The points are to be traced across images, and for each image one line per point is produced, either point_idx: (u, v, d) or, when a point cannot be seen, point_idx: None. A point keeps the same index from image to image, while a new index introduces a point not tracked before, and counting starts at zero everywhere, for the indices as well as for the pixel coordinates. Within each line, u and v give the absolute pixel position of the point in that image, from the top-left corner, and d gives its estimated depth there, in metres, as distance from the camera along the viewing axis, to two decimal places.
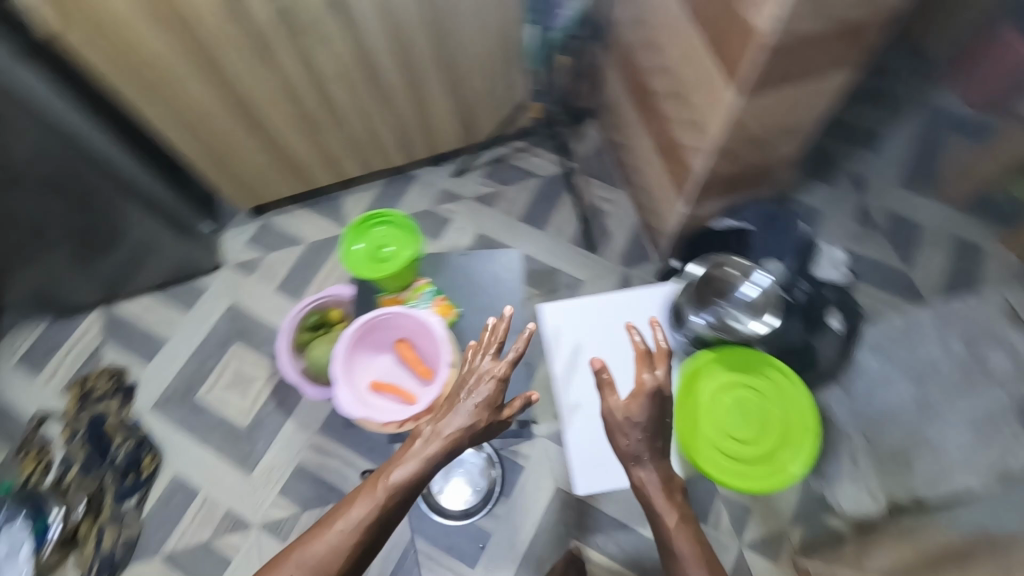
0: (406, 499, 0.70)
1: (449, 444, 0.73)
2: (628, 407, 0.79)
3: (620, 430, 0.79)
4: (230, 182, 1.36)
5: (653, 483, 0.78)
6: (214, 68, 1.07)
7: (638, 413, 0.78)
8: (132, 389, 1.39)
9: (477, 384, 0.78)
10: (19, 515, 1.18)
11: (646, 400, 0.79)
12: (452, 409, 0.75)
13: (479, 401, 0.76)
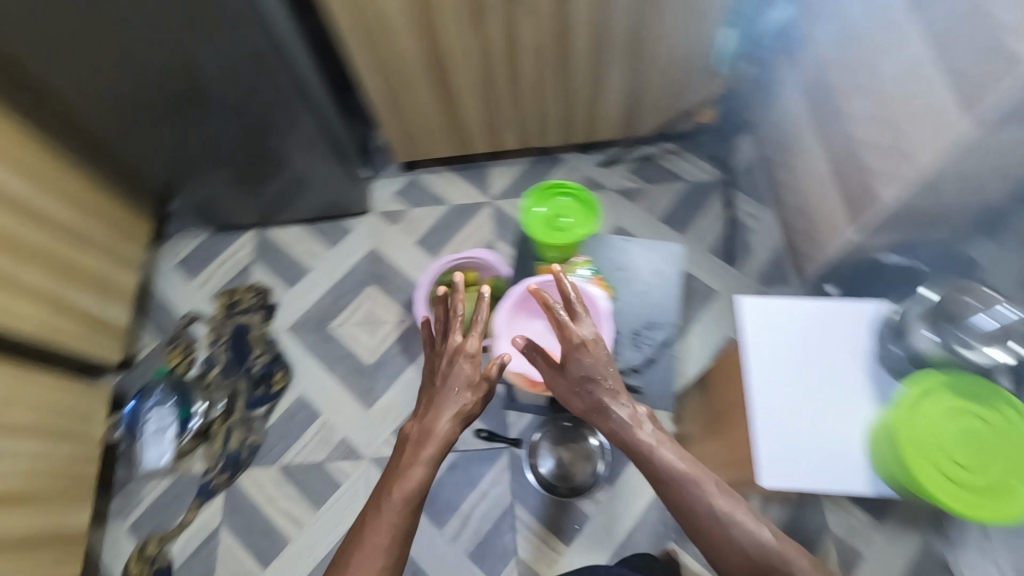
0: (413, 506, 0.77)
1: (437, 442, 0.82)
2: (569, 367, 0.85)
3: (570, 382, 0.85)
4: (398, 133, 1.44)
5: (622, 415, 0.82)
6: (429, 22, 1.13)
7: (579, 363, 0.83)
8: (273, 308, 1.48)
9: (446, 368, 0.89)
10: (170, 399, 1.35)
11: (577, 356, 0.84)
12: (432, 413, 0.85)
13: (455, 388, 0.86)
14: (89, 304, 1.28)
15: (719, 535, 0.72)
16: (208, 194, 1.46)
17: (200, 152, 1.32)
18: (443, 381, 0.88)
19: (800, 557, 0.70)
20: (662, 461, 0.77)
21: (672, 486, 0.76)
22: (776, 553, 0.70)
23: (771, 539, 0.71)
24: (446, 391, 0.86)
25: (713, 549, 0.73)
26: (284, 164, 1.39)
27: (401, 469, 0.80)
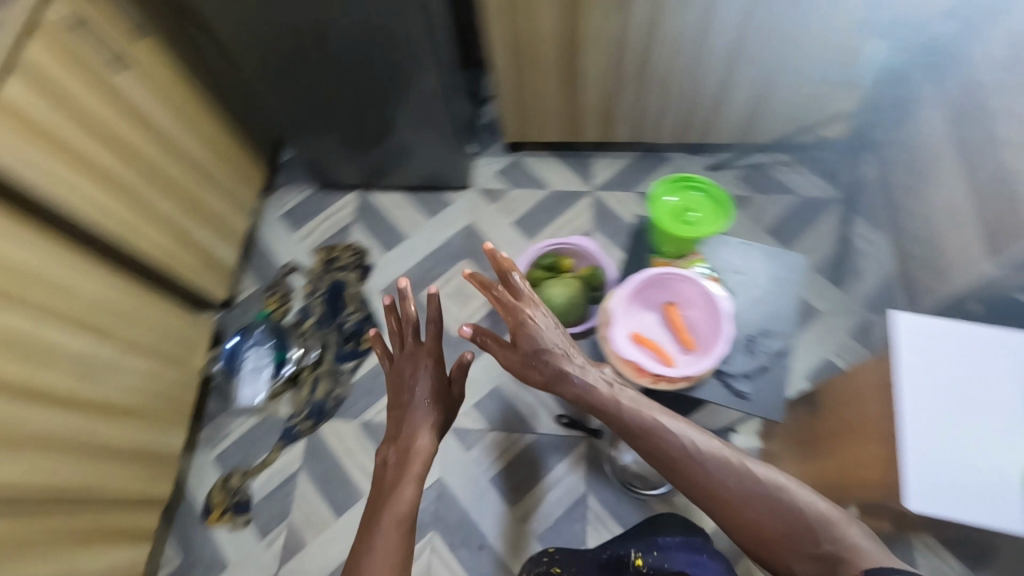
0: (407, 528, 0.73)
1: (420, 458, 0.81)
2: (519, 342, 0.82)
3: (525, 356, 0.82)
4: (512, 113, 1.44)
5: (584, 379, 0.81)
6: (573, 3, 1.12)
7: (526, 333, 0.81)
8: (369, 269, 1.52)
9: (410, 376, 0.89)
10: (269, 342, 1.40)
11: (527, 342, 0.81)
12: (408, 435, 0.83)
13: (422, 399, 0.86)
14: (206, 240, 1.34)
15: (698, 470, 0.74)
16: (321, 150, 1.51)
17: (324, 104, 1.36)
18: (411, 399, 0.87)
19: (779, 487, 0.73)
20: (624, 410, 0.78)
21: (646, 437, 0.77)
22: (758, 485, 0.73)
23: (745, 470, 0.74)
24: (417, 410, 0.86)
25: (698, 487, 0.75)
26: (400, 124, 1.42)
27: (386, 497, 0.77)
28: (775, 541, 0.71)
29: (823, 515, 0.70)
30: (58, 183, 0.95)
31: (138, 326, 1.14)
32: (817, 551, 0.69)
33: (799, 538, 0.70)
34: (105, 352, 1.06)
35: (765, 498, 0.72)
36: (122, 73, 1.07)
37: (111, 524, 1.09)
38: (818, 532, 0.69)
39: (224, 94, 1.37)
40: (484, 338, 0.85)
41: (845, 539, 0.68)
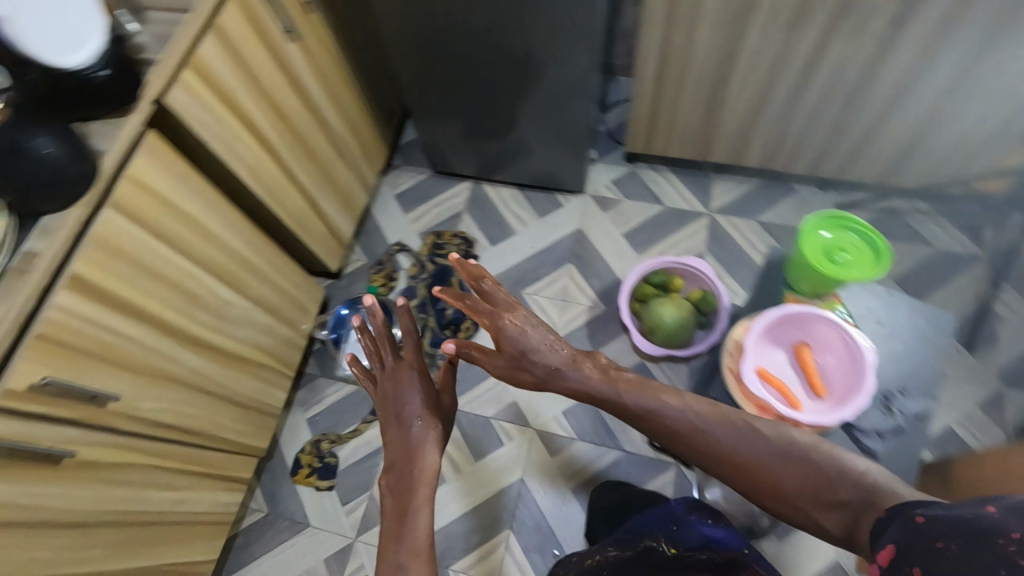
0: (427, 553, 0.74)
1: (426, 477, 0.80)
2: (502, 348, 0.80)
3: (512, 359, 0.80)
4: (642, 122, 1.41)
5: (575, 374, 0.79)
6: (737, 22, 1.09)
7: (507, 335, 0.79)
8: (473, 260, 1.53)
9: (399, 390, 0.87)
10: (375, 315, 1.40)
11: (511, 351, 0.80)
12: (409, 457, 0.81)
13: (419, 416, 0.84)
14: (330, 208, 1.38)
15: (707, 442, 0.73)
16: (445, 136, 1.53)
17: (461, 89, 1.37)
18: (405, 417, 0.85)
19: (788, 442, 0.71)
20: (635, 404, 0.77)
21: (651, 420, 0.76)
22: (765, 445, 0.71)
23: (753, 432, 0.72)
24: (410, 431, 0.83)
25: (708, 454, 0.74)
26: (530, 119, 1.42)
27: (398, 529, 0.76)
28: (793, 489, 0.69)
29: (843, 465, 0.69)
30: (229, 143, 1.01)
31: (265, 285, 1.18)
32: (837, 497, 0.67)
33: (819, 485, 0.68)
34: (239, 307, 1.10)
35: (774, 453, 0.71)
36: (292, 40, 1.10)
37: (220, 470, 1.14)
38: (833, 478, 0.68)
39: (365, 74, 1.41)
40: (468, 349, 0.81)
41: (868, 486, 0.66)
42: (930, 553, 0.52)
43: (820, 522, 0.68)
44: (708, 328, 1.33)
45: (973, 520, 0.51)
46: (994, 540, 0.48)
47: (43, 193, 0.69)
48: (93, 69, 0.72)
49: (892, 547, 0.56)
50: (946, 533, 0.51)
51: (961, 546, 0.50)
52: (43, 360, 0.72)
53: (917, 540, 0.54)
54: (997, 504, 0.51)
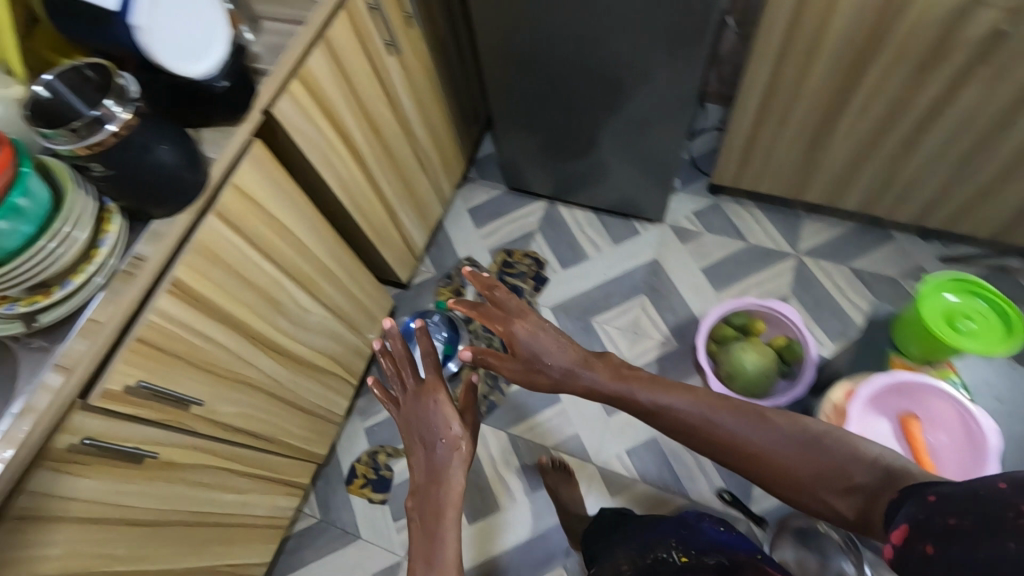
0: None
1: (454, 496, 0.76)
2: (516, 354, 0.84)
3: (527, 364, 0.83)
4: (733, 155, 1.35)
5: (590, 375, 0.81)
6: (858, 62, 1.04)
7: (519, 339, 0.83)
8: (543, 282, 1.50)
9: (423, 409, 0.84)
10: (443, 331, 1.39)
11: (528, 353, 0.83)
12: (435, 474, 0.78)
13: (444, 433, 0.80)
14: (406, 219, 1.37)
15: (719, 434, 0.72)
16: (525, 154, 1.50)
17: (548, 110, 1.35)
18: (429, 435, 0.81)
19: (802, 429, 0.69)
20: (649, 401, 0.78)
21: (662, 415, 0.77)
22: (776, 433, 0.69)
23: (764, 420, 0.71)
24: (433, 447, 0.80)
25: (720, 446, 0.73)
26: (614, 144, 1.38)
27: (427, 555, 0.71)
28: (806, 474, 0.66)
29: (860, 453, 0.65)
30: (325, 154, 1.01)
31: (341, 294, 1.18)
32: (852, 481, 0.63)
33: (831, 470, 0.65)
34: (316, 316, 1.10)
35: (785, 440, 0.68)
36: (391, 53, 1.10)
37: (281, 476, 1.14)
38: (847, 463, 0.64)
39: (454, 88, 1.41)
40: (484, 356, 0.85)
41: (885, 470, 0.62)
42: (942, 533, 0.46)
43: (835, 507, 0.65)
44: (791, 378, 1.26)
45: (983, 493, 0.45)
46: (1005, 517, 0.42)
47: (157, 201, 0.70)
48: (216, 81, 0.72)
49: (904, 528, 0.51)
50: (961, 512, 0.46)
51: (973, 522, 0.44)
52: (141, 365, 0.73)
53: (928, 520, 0.48)
54: (1009, 479, 0.44)
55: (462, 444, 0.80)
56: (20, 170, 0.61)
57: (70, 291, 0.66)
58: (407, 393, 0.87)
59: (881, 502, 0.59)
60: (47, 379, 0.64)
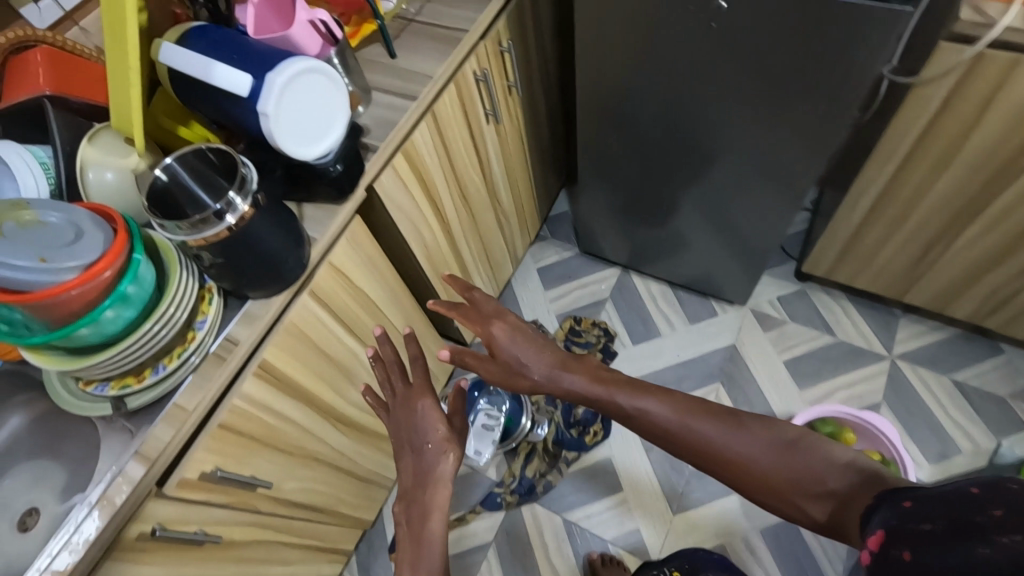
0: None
1: (440, 498, 0.71)
2: (495, 356, 0.79)
3: (506, 367, 0.78)
4: (832, 247, 1.26)
5: (570, 377, 0.77)
6: (997, 176, 0.96)
7: (499, 340, 0.79)
8: (611, 356, 1.43)
9: (414, 417, 0.77)
10: (504, 403, 1.28)
11: (506, 359, 0.79)
12: (420, 478, 0.73)
13: (431, 434, 0.74)
14: (479, 280, 1.33)
15: (695, 438, 0.70)
16: (604, 222, 1.45)
17: (637, 186, 1.29)
18: (416, 437, 0.76)
19: (778, 435, 0.68)
20: (626, 404, 0.74)
21: (638, 419, 0.74)
22: (754, 440, 0.68)
23: (742, 426, 0.69)
24: (419, 447, 0.75)
25: (694, 451, 0.71)
26: (702, 225, 1.31)
27: (413, 558, 0.67)
28: (780, 479, 0.66)
29: (836, 460, 0.64)
30: (417, 225, 0.98)
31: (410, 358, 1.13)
32: (827, 485, 0.63)
33: (806, 474, 0.65)
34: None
35: (762, 446, 0.68)
36: (491, 122, 1.07)
37: (329, 545, 1.09)
38: (823, 469, 0.64)
39: (540, 151, 1.37)
40: (466, 357, 0.76)
41: (861, 473, 0.62)
42: (913, 535, 0.49)
43: (808, 510, 0.65)
44: None
45: (952, 496, 0.49)
46: (974, 521, 0.46)
47: (258, 283, 0.67)
48: (331, 165, 0.70)
49: (881, 533, 0.52)
50: (931, 512, 0.49)
51: (944, 524, 0.47)
52: (218, 451, 0.70)
53: (902, 520, 0.51)
54: (977, 483, 0.49)
55: (450, 445, 0.74)
56: (132, 258, 0.58)
57: (162, 377, 0.63)
58: (394, 392, 0.80)
59: (856, 505, 0.60)
60: (129, 467, 0.61)
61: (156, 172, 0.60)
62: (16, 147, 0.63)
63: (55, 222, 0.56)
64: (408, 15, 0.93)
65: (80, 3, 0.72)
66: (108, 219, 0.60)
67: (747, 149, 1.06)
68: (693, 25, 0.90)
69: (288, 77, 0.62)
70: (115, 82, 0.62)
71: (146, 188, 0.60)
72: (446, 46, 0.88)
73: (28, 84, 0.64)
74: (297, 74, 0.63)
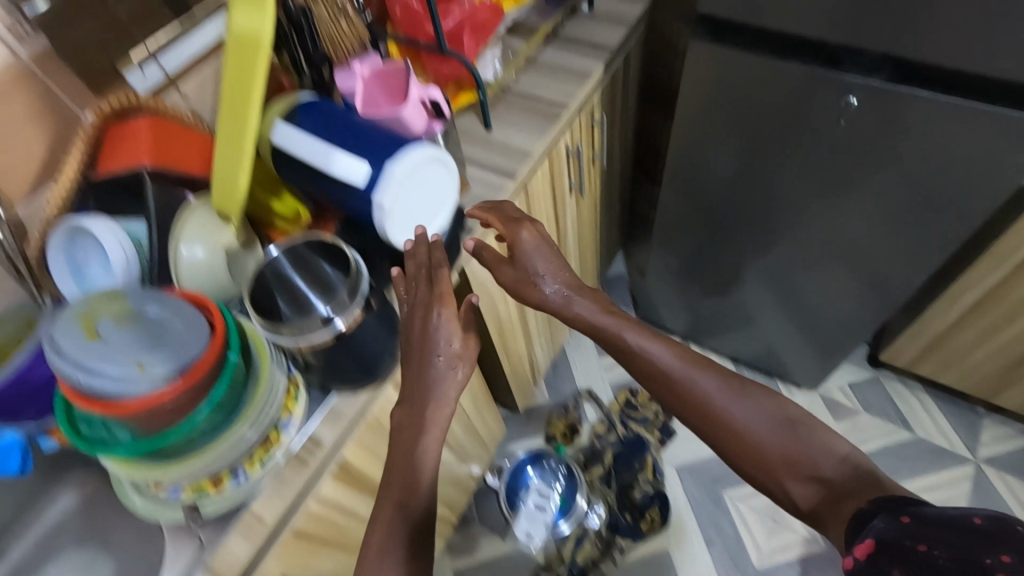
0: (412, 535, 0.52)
1: (434, 431, 0.56)
2: (514, 261, 0.68)
3: (523, 274, 0.68)
4: (918, 341, 1.19)
5: (584, 304, 0.67)
6: None
7: (524, 243, 0.68)
8: (671, 435, 1.34)
9: (430, 328, 0.58)
10: (558, 482, 1.22)
11: (526, 257, 0.68)
12: (412, 416, 0.56)
13: (442, 350, 0.57)
14: (537, 347, 1.26)
15: (696, 394, 0.62)
16: (667, 293, 1.38)
17: (710, 266, 1.23)
18: (425, 351, 0.57)
19: (781, 411, 0.61)
20: (635, 344, 0.66)
21: (636, 359, 0.66)
22: (756, 411, 0.61)
23: (750, 396, 0.62)
24: (420, 373, 0.57)
25: (692, 409, 0.63)
26: (776, 311, 1.23)
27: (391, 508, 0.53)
28: (771, 457, 0.59)
29: (834, 452, 0.58)
30: (495, 301, 0.93)
31: (460, 425, 1.04)
32: (817, 471, 0.57)
33: (801, 457, 0.58)
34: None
35: (763, 419, 0.60)
36: (573, 194, 1.02)
37: None
38: (818, 459, 0.58)
39: (608, 215, 1.32)
40: (486, 247, 0.69)
41: (858, 470, 0.56)
42: (913, 557, 0.46)
43: (789, 494, 0.58)
44: None
45: (951, 520, 0.47)
46: (982, 562, 0.44)
47: (345, 377, 0.62)
48: None
49: (871, 542, 0.49)
50: (931, 535, 0.46)
51: (949, 552, 0.45)
52: (286, 560, 0.63)
53: (900, 537, 0.47)
54: (980, 514, 0.47)
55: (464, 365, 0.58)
56: (228, 358, 0.53)
57: (242, 486, 0.56)
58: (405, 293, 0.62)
59: (848, 500, 0.54)
60: None
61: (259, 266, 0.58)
62: (112, 227, 0.58)
63: (153, 316, 0.51)
64: (507, 85, 0.89)
65: (183, 66, 0.67)
66: (204, 309, 0.55)
67: (847, 242, 0.99)
68: (815, 118, 0.84)
69: (404, 167, 0.59)
70: (226, 158, 0.56)
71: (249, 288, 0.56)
72: (547, 122, 0.84)
73: (129, 156, 0.60)
74: (413, 160, 0.60)
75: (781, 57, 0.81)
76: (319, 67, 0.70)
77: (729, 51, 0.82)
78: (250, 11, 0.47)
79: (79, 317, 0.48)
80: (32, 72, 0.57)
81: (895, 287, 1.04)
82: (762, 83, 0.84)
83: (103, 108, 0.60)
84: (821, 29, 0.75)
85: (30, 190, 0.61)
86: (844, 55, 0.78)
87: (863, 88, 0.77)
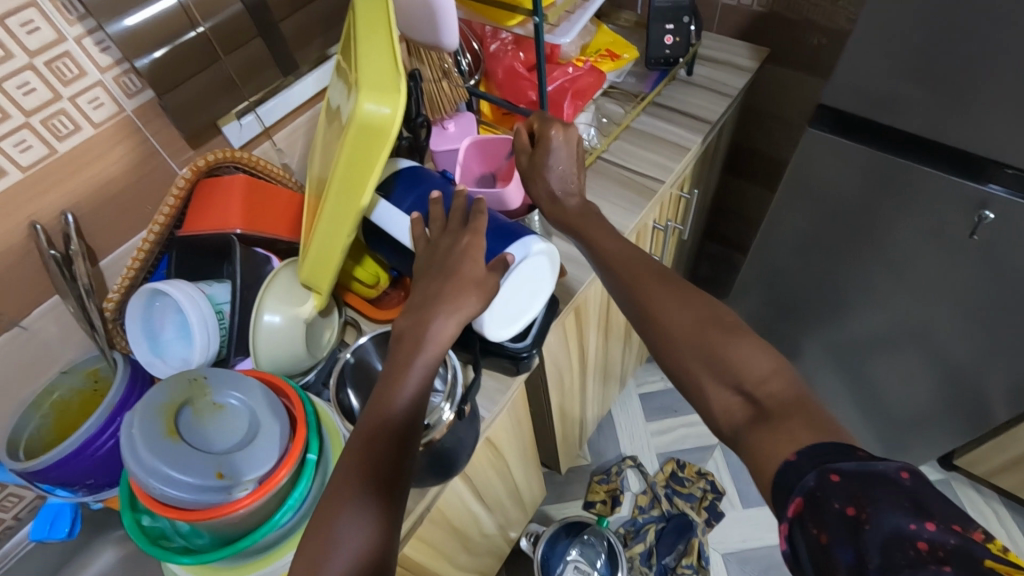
0: (373, 475, 0.42)
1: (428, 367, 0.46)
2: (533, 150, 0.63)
3: (536, 165, 0.62)
4: (1006, 453, 1.10)
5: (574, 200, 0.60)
6: None
7: (549, 139, 0.61)
8: (718, 517, 1.26)
9: (465, 253, 0.52)
10: (598, 558, 1.16)
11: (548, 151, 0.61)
12: (413, 329, 0.48)
13: (464, 273, 0.50)
14: (589, 410, 1.20)
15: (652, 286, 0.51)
16: None
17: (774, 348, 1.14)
18: (466, 253, 0.52)
19: (705, 306, 0.49)
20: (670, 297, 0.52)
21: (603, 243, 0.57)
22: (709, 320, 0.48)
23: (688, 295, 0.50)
24: (434, 293, 0.49)
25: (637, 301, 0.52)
26: (847, 405, 1.14)
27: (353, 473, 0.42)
28: (675, 340, 0.47)
29: (762, 365, 0.44)
30: (562, 375, 0.87)
31: (506, 489, 0.89)
32: (719, 364, 0.45)
33: (708, 348, 0.46)
34: (474, 521, 0.81)
35: (685, 306, 0.49)
36: None
37: None
38: (732, 358, 0.44)
39: None
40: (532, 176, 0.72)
41: (797, 394, 0.41)
42: (836, 526, 0.33)
43: (690, 384, 0.46)
44: None
45: (881, 477, 0.34)
46: (903, 529, 0.31)
47: (418, 477, 0.56)
48: (526, 351, 0.61)
49: (797, 505, 0.35)
50: (858, 494, 0.33)
51: (881, 522, 0.32)
52: None
53: (825, 495, 0.34)
54: (910, 469, 0.34)
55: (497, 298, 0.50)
56: (306, 457, 0.49)
57: None
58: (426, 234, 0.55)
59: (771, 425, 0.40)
60: None
61: (345, 353, 0.56)
62: (194, 292, 0.54)
63: (234, 404, 0.48)
64: (601, 153, 0.84)
65: (280, 117, 0.65)
66: (280, 395, 0.51)
67: (947, 355, 0.90)
68: (937, 228, 0.75)
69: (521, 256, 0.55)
70: (329, 232, 0.52)
71: (332, 378, 0.54)
72: (640, 199, 0.79)
73: (219, 217, 0.57)
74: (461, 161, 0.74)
75: (914, 159, 0.71)
76: (417, 129, 0.67)
77: (844, 145, 0.74)
78: (379, 95, 0.46)
79: (160, 406, 0.45)
80: (132, 122, 0.54)
81: (993, 403, 0.94)
82: (880, 181, 0.75)
83: (198, 164, 0.57)
84: (964, 138, 0.65)
85: (110, 241, 0.57)
86: (997, 169, 0.67)
87: (1003, 203, 0.67)
